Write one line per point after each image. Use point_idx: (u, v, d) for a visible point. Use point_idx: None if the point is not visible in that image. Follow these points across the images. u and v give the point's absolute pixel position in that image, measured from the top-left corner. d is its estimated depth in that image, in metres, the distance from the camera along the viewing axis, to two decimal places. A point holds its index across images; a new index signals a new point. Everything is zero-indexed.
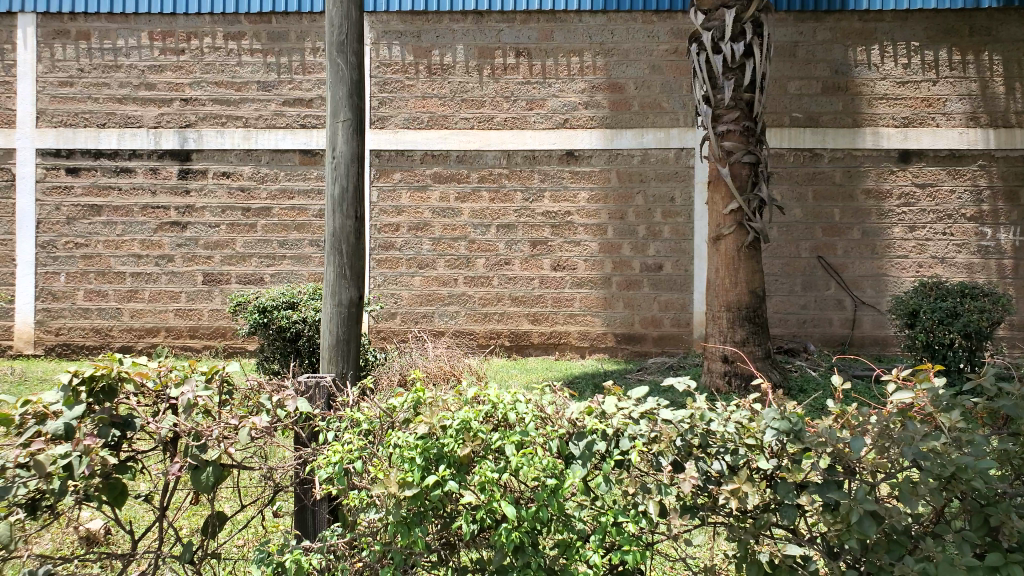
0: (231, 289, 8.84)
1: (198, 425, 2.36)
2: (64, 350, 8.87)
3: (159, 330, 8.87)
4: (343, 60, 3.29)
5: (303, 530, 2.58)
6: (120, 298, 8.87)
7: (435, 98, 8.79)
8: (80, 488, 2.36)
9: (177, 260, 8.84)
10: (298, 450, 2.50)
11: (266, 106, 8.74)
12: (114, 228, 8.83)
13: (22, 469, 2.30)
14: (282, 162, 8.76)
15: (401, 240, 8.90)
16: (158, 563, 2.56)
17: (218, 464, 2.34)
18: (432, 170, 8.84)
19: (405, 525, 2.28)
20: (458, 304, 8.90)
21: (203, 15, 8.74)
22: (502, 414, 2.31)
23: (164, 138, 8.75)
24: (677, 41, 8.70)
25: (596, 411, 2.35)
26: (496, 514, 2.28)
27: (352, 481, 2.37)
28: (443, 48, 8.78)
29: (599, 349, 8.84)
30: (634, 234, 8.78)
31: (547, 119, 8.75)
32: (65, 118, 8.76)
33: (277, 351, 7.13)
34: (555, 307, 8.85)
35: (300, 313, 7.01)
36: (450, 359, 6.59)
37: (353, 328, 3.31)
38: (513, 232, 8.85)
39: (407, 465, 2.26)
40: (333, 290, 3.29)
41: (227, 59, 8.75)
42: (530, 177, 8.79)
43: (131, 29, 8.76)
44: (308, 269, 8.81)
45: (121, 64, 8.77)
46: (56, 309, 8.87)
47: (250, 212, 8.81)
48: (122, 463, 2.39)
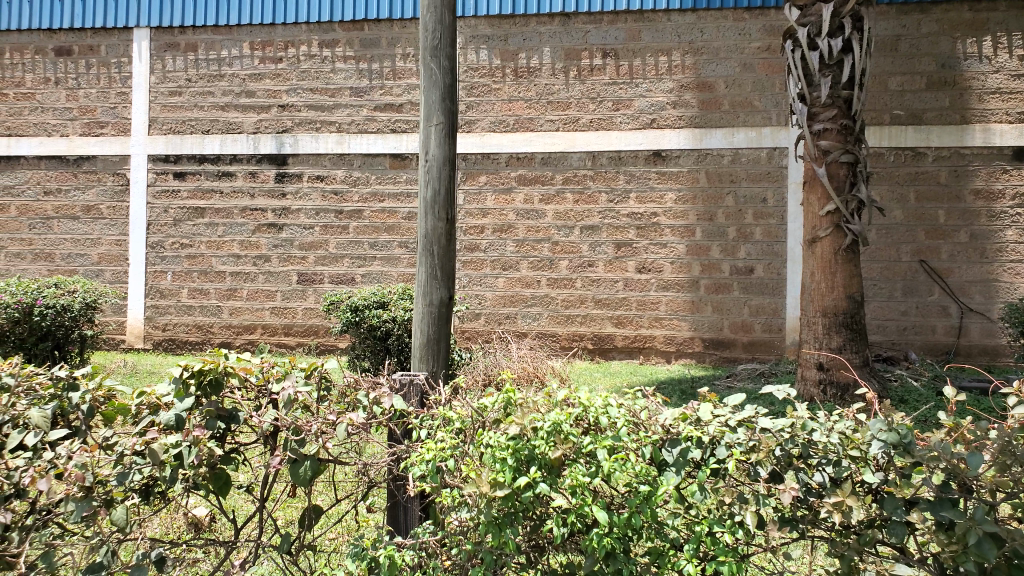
0: (324, 288, 9.12)
1: (298, 420, 2.44)
2: (170, 345, 9.36)
3: (256, 327, 9.25)
4: (437, 64, 3.33)
5: (396, 526, 2.60)
6: (221, 296, 9.28)
7: (522, 100, 8.82)
8: (189, 476, 2.45)
9: (274, 260, 9.19)
10: (392, 446, 2.54)
11: (358, 111, 8.99)
12: (216, 229, 9.25)
13: (139, 457, 2.46)
14: (373, 165, 8.99)
15: (487, 242, 8.98)
16: (257, 552, 2.65)
17: (315, 458, 2.42)
18: (518, 172, 8.87)
19: (497, 525, 2.26)
20: (543, 306, 8.90)
21: (300, 23, 9.05)
22: (593, 417, 2.30)
23: (263, 143, 9.12)
24: (770, 38, 8.45)
25: (692, 417, 2.29)
26: (588, 518, 2.25)
27: (445, 480, 2.38)
28: (530, 51, 8.81)
29: (686, 353, 8.67)
30: (724, 236, 8.58)
31: (635, 120, 8.66)
32: (174, 125, 9.25)
33: (368, 350, 7.31)
34: (641, 311, 8.74)
35: (390, 312, 7.17)
36: (536, 361, 6.59)
37: (444, 327, 3.34)
38: (598, 233, 8.78)
39: (499, 465, 2.25)
40: (424, 290, 3.34)
41: (322, 66, 9.04)
42: (616, 178, 8.71)
43: (234, 40, 9.18)
44: (397, 269, 9.01)
45: (224, 73, 9.19)
46: (163, 306, 9.37)
47: (342, 214, 9.07)
48: (227, 454, 2.51)
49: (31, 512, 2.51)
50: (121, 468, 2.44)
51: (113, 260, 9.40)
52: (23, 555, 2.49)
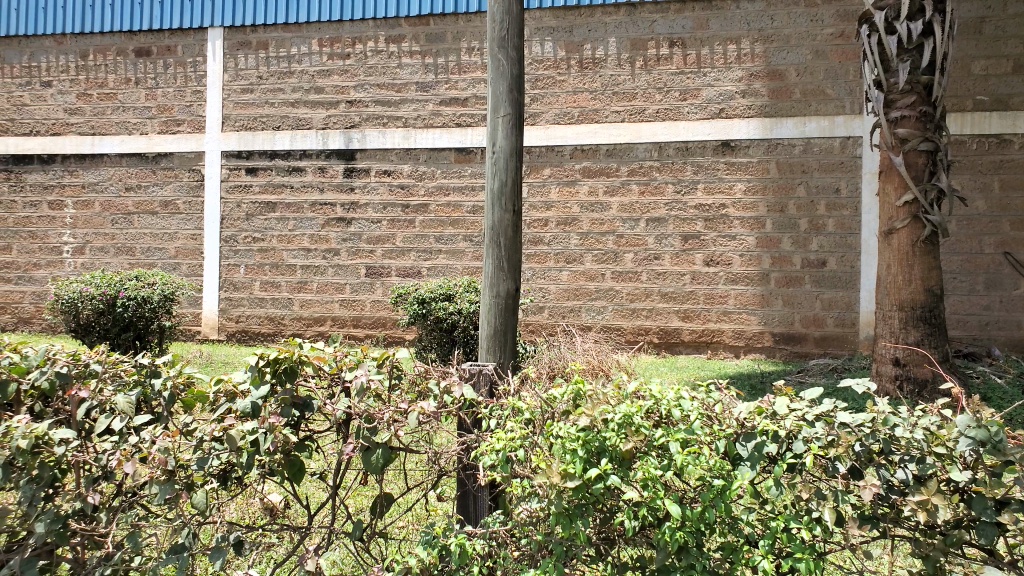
0: (391, 282, 9.26)
1: (370, 408, 2.48)
2: (243, 337, 9.65)
3: (326, 319, 9.46)
4: (504, 55, 3.33)
5: (466, 515, 2.60)
6: (292, 289, 9.52)
7: (587, 92, 8.76)
8: (265, 462, 2.53)
9: (343, 254, 9.37)
10: (461, 436, 2.55)
11: (424, 106, 9.07)
12: (287, 224, 9.48)
13: (217, 442, 2.52)
14: (438, 160, 9.06)
15: (550, 235, 8.95)
16: (330, 538, 2.68)
17: (387, 446, 2.47)
18: (583, 165, 8.81)
19: (567, 516, 2.26)
20: (607, 300, 8.82)
21: (367, 20, 9.21)
22: (665, 410, 2.26)
23: (331, 139, 9.29)
24: (844, 24, 8.19)
25: (767, 411, 2.23)
26: (660, 512, 2.23)
27: (515, 470, 2.36)
28: (595, 42, 8.74)
29: (755, 348, 8.49)
30: (795, 228, 8.35)
31: (702, 110, 8.50)
32: (246, 122, 9.51)
33: (435, 341, 7.42)
34: (708, 305, 8.59)
35: (456, 305, 7.24)
36: (601, 354, 6.55)
37: (511, 319, 3.33)
38: (664, 226, 8.66)
39: (569, 457, 2.22)
40: (491, 281, 3.35)
41: (388, 62, 9.16)
42: (683, 169, 8.57)
43: (303, 37, 9.39)
44: (462, 263, 9.07)
45: (294, 70, 9.41)
46: (237, 298, 9.66)
47: (409, 209, 9.18)
48: (301, 441, 2.55)
49: (117, 494, 2.63)
50: (200, 453, 2.51)
51: (190, 254, 9.74)
52: (110, 536, 2.62)
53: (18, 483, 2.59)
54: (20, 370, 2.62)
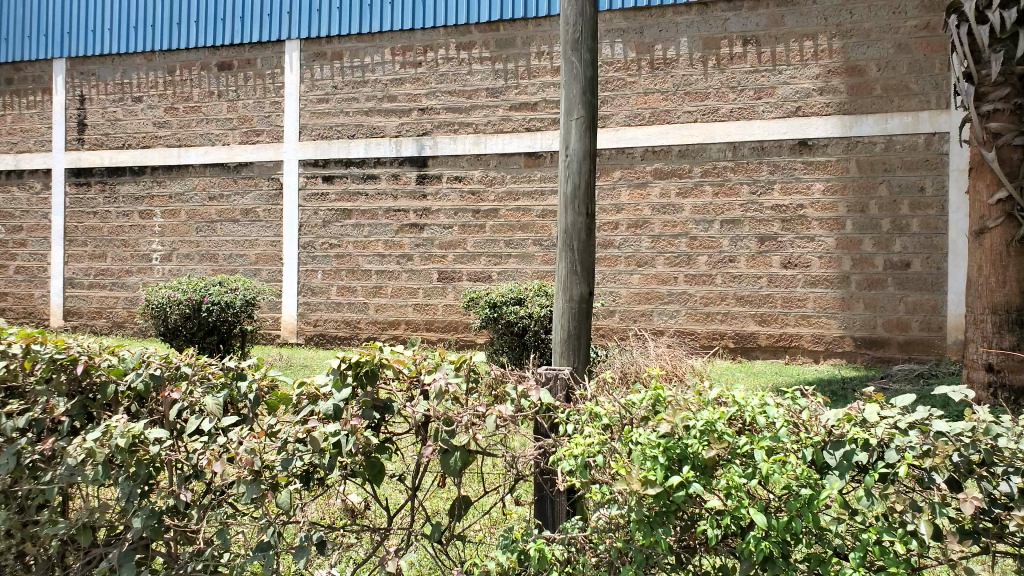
0: (462, 286, 9.34)
1: (448, 410, 2.49)
2: (321, 340, 9.90)
3: (400, 322, 9.63)
4: (578, 57, 3.30)
5: (544, 520, 2.59)
6: (367, 293, 9.72)
7: (658, 93, 8.65)
8: (346, 463, 2.57)
9: (416, 258, 9.51)
10: (538, 439, 2.54)
11: (494, 112, 9.13)
12: (362, 230, 9.68)
13: (300, 444, 2.57)
14: (508, 165, 9.10)
15: (621, 238, 8.87)
16: (409, 540, 2.71)
17: (465, 449, 2.47)
18: (654, 166, 8.69)
19: (648, 524, 2.23)
20: (680, 303, 8.68)
21: (438, 27, 9.35)
22: (749, 417, 2.21)
23: (404, 146, 9.46)
24: (929, 15, 7.86)
25: (857, 418, 2.14)
26: (744, 521, 2.18)
27: (594, 476, 2.33)
28: (667, 42, 8.63)
29: (836, 353, 8.22)
30: (877, 228, 8.05)
31: (778, 108, 8.29)
32: (322, 131, 9.77)
33: (506, 345, 7.46)
34: (786, 308, 8.36)
35: (527, 308, 7.26)
36: (675, 359, 6.46)
37: (584, 323, 3.28)
38: (739, 227, 8.46)
39: (649, 463, 2.19)
40: (563, 285, 3.32)
41: (459, 68, 9.27)
42: (758, 169, 8.36)
43: (376, 47, 9.60)
44: (532, 267, 9.08)
45: (368, 79, 9.62)
46: (314, 303, 9.91)
47: (480, 213, 9.25)
48: (381, 443, 2.58)
49: (206, 492, 2.72)
50: (285, 454, 2.56)
51: (269, 259, 10.06)
52: (202, 532, 2.71)
53: (117, 479, 2.72)
54: (118, 372, 2.78)
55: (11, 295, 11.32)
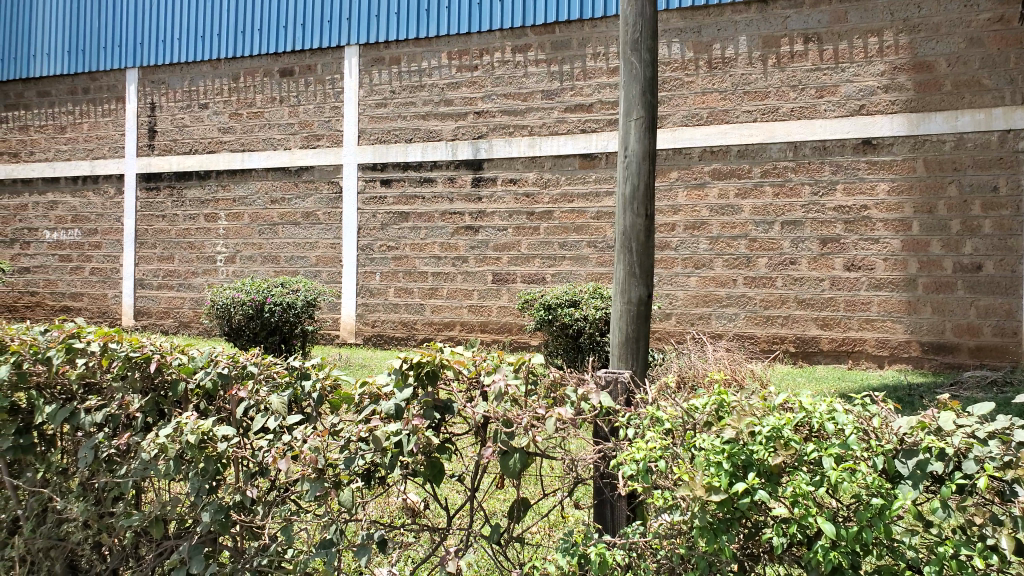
0: (517, 288, 9.36)
1: (508, 412, 2.49)
2: (379, 340, 10.04)
3: (456, 324, 9.70)
4: (637, 58, 3.30)
5: (604, 524, 2.56)
6: (423, 295, 9.82)
7: (716, 92, 8.53)
8: (408, 463, 2.60)
9: (472, 260, 9.57)
10: (598, 443, 2.53)
11: (549, 114, 9.14)
12: (419, 232, 9.79)
13: (363, 443, 2.61)
14: (563, 167, 9.08)
15: (677, 240, 8.76)
16: (468, 541, 2.73)
17: (525, 451, 2.46)
18: (712, 167, 8.56)
19: (711, 530, 2.19)
20: (739, 306, 8.53)
21: (494, 31, 9.40)
22: (817, 423, 2.15)
23: (460, 149, 9.52)
24: (1002, 8, 7.59)
25: (931, 426, 2.07)
26: (811, 530, 2.13)
27: (656, 481, 2.30)
28: (725, 41, 8.50)
29: (902, 358, 7.97)
30: (946, 229, 7.78)
31: (841, 107, 8.08)
32: (380, 136, 9.92)
33: (561, 347, 7.44)
34: (849, 312, 8.14)
35: (582, 311, 7.23)
36: (733, 363, 6.37)
37: (643, 326, 3.25)
38: (800, 229, 8.27)
39: (713, 469, 2.17)
40: (622, 287, 3.29)
41: (515, 71, 9.31)
42: (820, 169, 8.16)
43: (433, 51, 9.71)
44: (586, 269, 9.03)
45: (425, 84, 9.73)
46: (373, 304, 10.06)
47: (534, 215, 9.25)
48: (441, 443, 2.59)
49: (272, 489, 2.77)
50: (347, 453, 2.61)
51: (329, 261, 10.25)
52: (267, 528, 2.77)
53: (187, 474, 2.80)
54: (188, 370, 2.85)
55: (85, 296, 11.79)
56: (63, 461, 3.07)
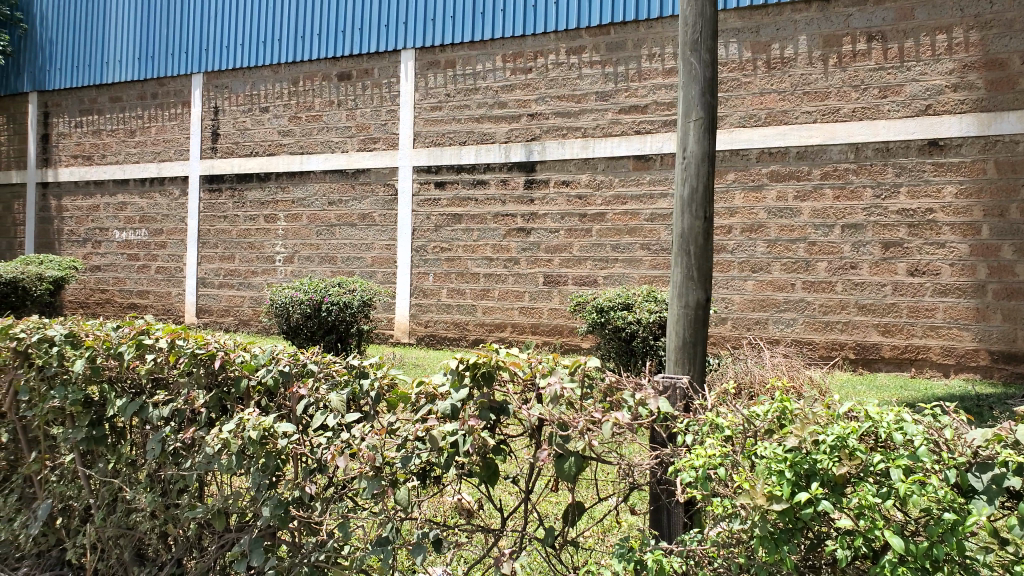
0: (569, 290, 9.33)
1: (564, 415, 2.47)
2: (431, 340, 10.12)
3: (507, 325, 9.72)
4: (697, 59, 3.24)
5: (660, 531, 2.53)
6: (475, 296, 9.87)
7: (775, 93, 8.36)
8: (463, 463, 2.61)
9: (523, 262, 9.58)
10: (655, 449, 2.50)
11: (603, 115, 9.09)
12: (472, 234, 9.85)
13: (419, 442, 2.63)
14: (617, 168, 9.02)
15: (734, 243, 8.62)
16: (522, 543, 2.72)
17: (580, 454, 2.45)
18: (770, 169, 8.40)
19: (772, 540, 2.15)
20: (797, 311, 8.34)
21: (549, 33, 9.40)
22: (885, 433, 2.08)
23: (513, 151, 9.54)
24: None
25: (1008, 440, 1.99)
26: (877, 543, 2.08)
27: (715, 488, 2.26)
28: (785, 41, 8.34)
29: (969, 367, 7.69)
30: (1018, 234, 7.48)
31: (905, 107, 7.84)
32: (435, 138, 10.01)
33: (614, 350, 7.39)
34: (912, 318, 7.89)
35: (636, 314, 7.17)
36: (791, 369, 6.24)
37: (700, 330, 3.20)
38: (861, 232, 8.05)
39: (775, 478, 2.13)
40: (679, 291, 3.24)
41: (569, 73, 9.29)
42: (883, 171, 7.93)
43: (488, 54, 9.76)
44: (639, 271, 8.96)
45: (479, 86, 9.78)
46: (426, 304, 10.16)
47: (587, 217, 9.22)
48: (497, 444, 2.59)
49: (329, 485, 2.81)
50: (404, 452, 2.62)
51: (384, 262, 10.39)
52: (325, 524, 2.81)
53: (249, 469, 2.86)
54: (250, 367, 2.92)
55: (151, 293, 12.19)
56: (133, 452, 3.19)
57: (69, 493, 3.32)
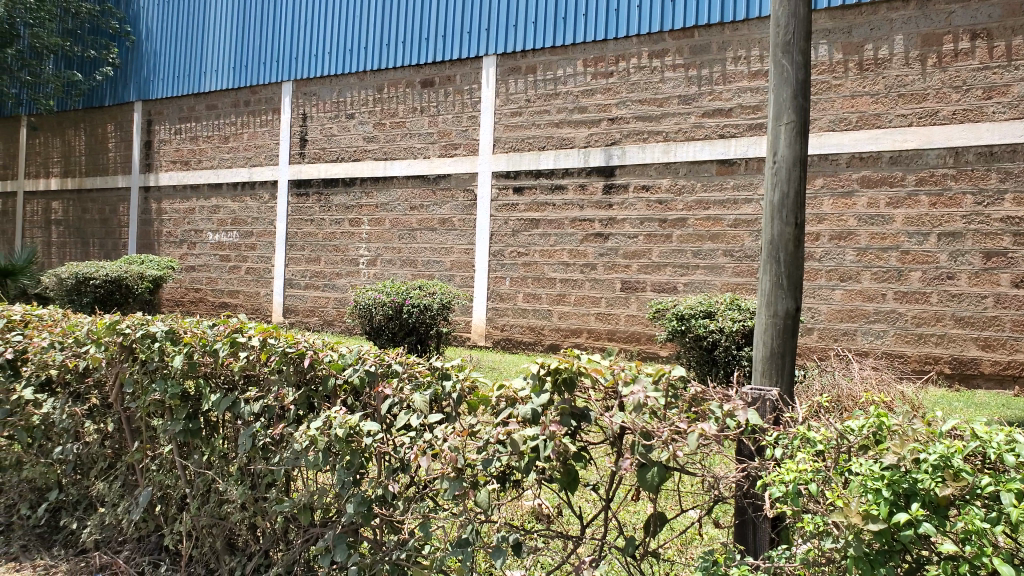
0: (647, 297, 9.22)
1: (647, 424, 2.42)
2: (507, 344, 10.15)
3: (583, 331, 9.66)
4: (789, 60, 3.15)
5: (746, 546, 2.47)
6: (552, 301, 9.87)
7: (868, 95, 8.05)
8: (544, 468, 2.58)
9: (601, 268, 9.52)
10: (741, 462, 2.44)
11: (686, 119, 8.95)
12: (549, 239, 9.85)
13: (500, 445, 2.62)
14: (699, 173, 8.86)
15: (821, 250, 8.33)
16: (602, 552, 2.67)
17: (664, 465, 2.39)
18: (861, 174, 8.08)
19: (868, 562, 2.05)
20: (888, 323, 8.00)
21: (631, 37, 9.33)
22: (994, 454, 1.98)
23: (593, 156, 9.51)
24: None
25: None
26: (984, 570, 1.95)
27: (807, 505, 2.18)
28: (879, 41, 8.02)
29: None
30: None
31: (1012, 109, 7.43)
32: (515, 144, 10.07)
33: (695, 359, 7.25)
34: (1016, 332, 7.47)
35: (718, 323, 7.01)
36: (881, 384, 6.00)
37: (790, 341, 3.10)
38: (960, 241, 7.65)
39: (872, 497, 2.04)
40: (768, 300, 3.15)
41: (651, 77, 9.19)
42: (985, 177, 7.53)
43: (569, 59, 9.76)
44: (721, 278, 8.76)
45: (560, 91, 9.79)
46: (503, 308, 10.21)
47: (667, 223, 9.08)
48: (578, 451, 2.56)
49: (411, 484, 2.84)
50: (485, 454, 2.62)
51: (462, 266, 10.51)
52: (406, 523, 2.84)
53: (334, 466, 2.93)
54: (337, 366, 2.99)
55: (241, 293, 12.69)
56: (226, 446, 3.31)
57: (166, 482, 3.48)
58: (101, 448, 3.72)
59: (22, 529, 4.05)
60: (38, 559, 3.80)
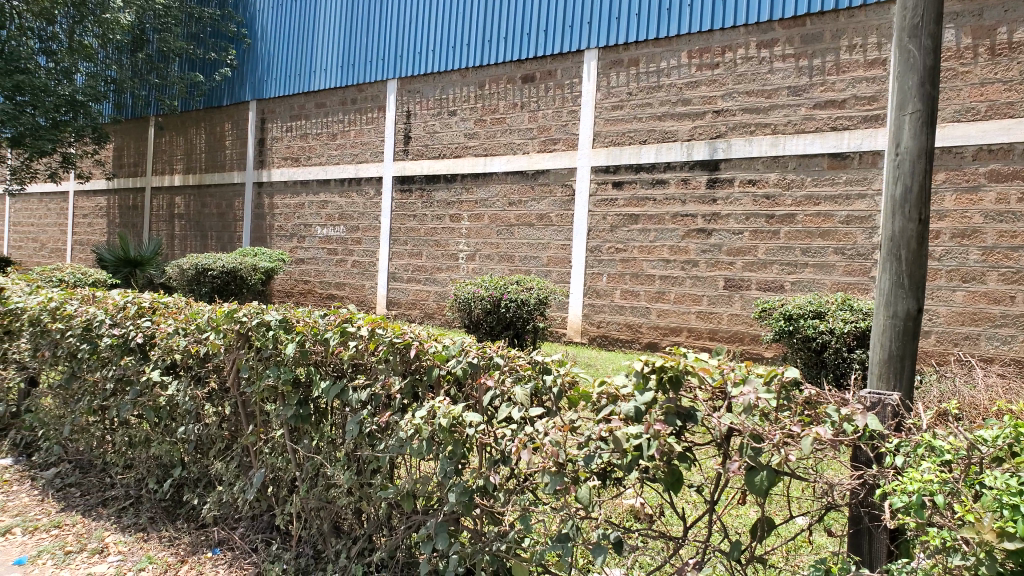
0: (751, 295, 8.93)
1: (757, 426, 2.33)
2: (604, 341, 10.09)
3: (682, 330, 9.46)
4: (915, 45, 2.96)
5: (862, 556, 2.33)
6: (650, 298, 9.72)
7: (999, 83, 7.50)
8: (646, 467, 2.53)
9: (702, 265, 9.29)
10: (857, 470, 2.32)
11: (796, 111, 8.61)
12: (649, 235, 9.69)
13: (602, 442, 2.59)
14: (810, 167, 8.50)
15: (942, 249, 7.84)
16: (705, 554, 2.60)
17: (773, 469, 2.30)
18: (990, 167, 7.55)
19: None
20: (1017, 327, 7.44)
21: (739, 27, 9.04)
22: None
23: (696, 150, 9.29)
24: None
25: None
26: None
27: (932, 518, 2.05)
28: (1014, 24, 7.45)
29: None
30: None
31: None
32: (615, 138, 9.97)
33: (803, 361, 6.99)
34: None
35: (828, 324, 6.72)
36: (1009, 392, 5.58)
37: (910, 343, 2.93)
38: None
39: (1007, 513, 1.90)
40: (887, 300, 2.98)
41: (759, 68, 8.89)
42: None
43: (673, 50, 9.56)
44: (831, 278, 8.39)
45: (663, 84, 9.62)
46: (600, 305, 10.14)
47: (773, 219, 8.76)
48: (683, 451, 2.49)
49: (511, 477, 2.84)
50: (587, 450, 2.60)
51: (560, 262, 10.50)
52: (507, 515, 2.86)
53: (437, 456, 2.97)
54: (442, 357, 3.03)
55: (347, 285, 13.15)
56: (333, 432, 3.43)
57: (278, 465, 3.64)
58: (220, 430, 3.93)
59: (150, 501, 4.32)
60: (164, 531, 4.05)
